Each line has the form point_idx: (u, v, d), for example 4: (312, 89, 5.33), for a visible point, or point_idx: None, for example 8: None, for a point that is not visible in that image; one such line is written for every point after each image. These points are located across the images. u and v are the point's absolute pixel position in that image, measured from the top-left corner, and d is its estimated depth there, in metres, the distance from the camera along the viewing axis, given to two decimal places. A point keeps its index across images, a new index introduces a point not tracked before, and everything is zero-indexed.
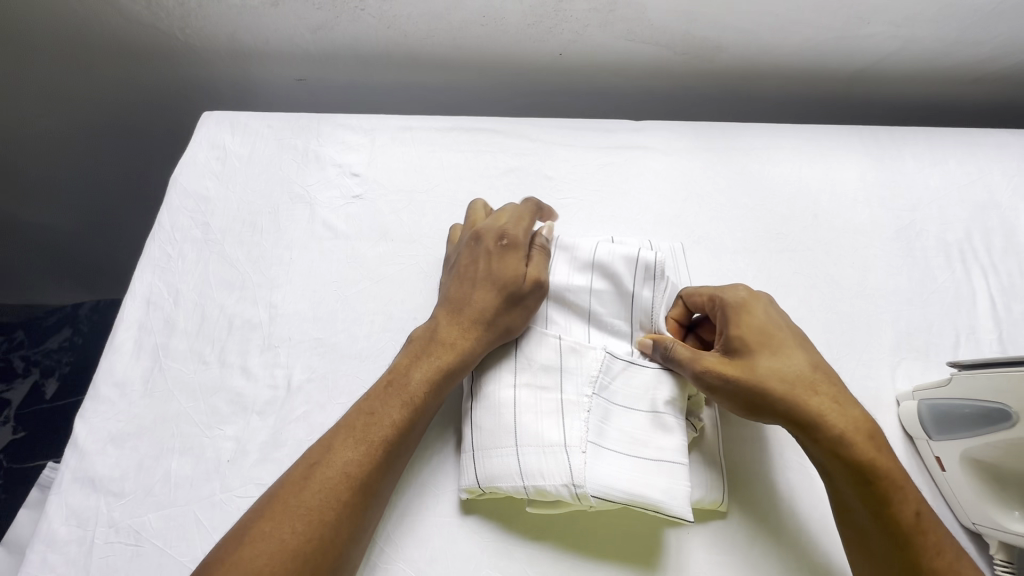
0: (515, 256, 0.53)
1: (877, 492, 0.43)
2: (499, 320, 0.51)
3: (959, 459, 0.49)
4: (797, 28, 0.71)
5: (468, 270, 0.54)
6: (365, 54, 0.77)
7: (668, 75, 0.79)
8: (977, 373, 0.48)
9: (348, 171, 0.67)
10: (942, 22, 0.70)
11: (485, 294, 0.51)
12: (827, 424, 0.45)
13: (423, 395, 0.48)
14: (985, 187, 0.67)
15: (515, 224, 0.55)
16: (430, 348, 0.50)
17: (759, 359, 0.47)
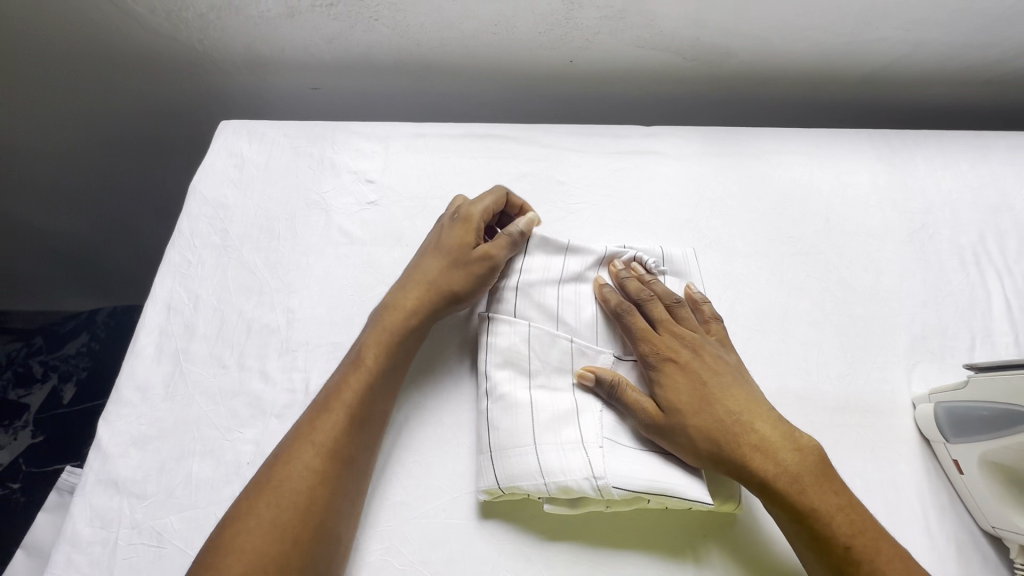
0: (466, 228, 0.56)
1: (811, 530, 0.43)
2: (448, 287, 0.54)
3: (978, 463, 0.48)
4: (807, 31, 0.71)
5: (423, 248, 0.58)
6: (378, 63, 0.79)
7: (682, 74, 0.78)
8: (999, 375, 0.47)
9: (363, 177, 0.69)
10: (956, 24, 0.70)
11: (436, 262, 0.55)
12: (758, 466, 0.45)
13: (374, 359, 0.51)
14: (998, 189, 0.68)
15: (473, 201, 0.58)
16: (383, 315, 0.53)
17: (691, 410, 0.47)
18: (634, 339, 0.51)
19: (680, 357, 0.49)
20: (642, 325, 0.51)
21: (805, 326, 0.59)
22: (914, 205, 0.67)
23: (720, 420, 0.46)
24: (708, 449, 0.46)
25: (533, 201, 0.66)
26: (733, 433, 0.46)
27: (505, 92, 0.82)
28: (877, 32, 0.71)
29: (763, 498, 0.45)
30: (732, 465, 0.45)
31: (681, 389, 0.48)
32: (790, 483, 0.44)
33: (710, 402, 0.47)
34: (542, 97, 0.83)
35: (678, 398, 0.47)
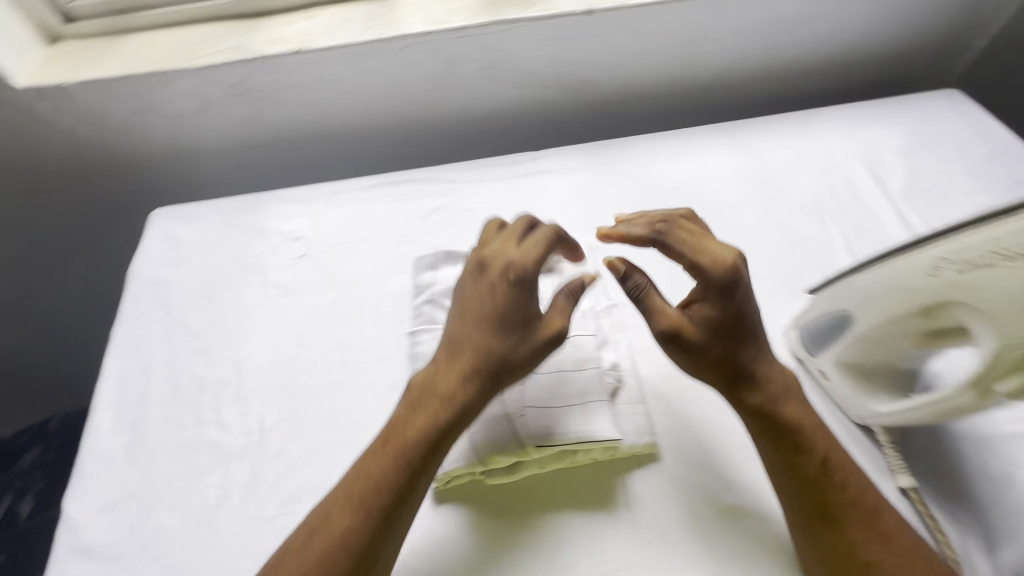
0: (527, 296, 0.51)
1: (791, 444, 0.49)
2: (503, 368, 0.51)
3: (838, 367, 0.57)
4: (648, 56, 0.86)
5: (473, 307, 0.53)
6: (293, 137, 0.88)
7: (558, 106, 0.91)
8: (824, 292, 0.57)
9: (291, 237, 0.76)
10: (763, 34, 0.86)
11: (485, 335, 0.51)
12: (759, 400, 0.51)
13: (419, 450, 0.49)
14: (825, 154, 0.83)
15: (525, 253, 0.52)
16: (423, 400, 0.51)
17: (727, 330, 0.50)
18: (682, 254, 0.51)
19: (733, 292, 0.50)
20: (687, 242, 0.51)
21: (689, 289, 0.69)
22: (762, 177, 0.81)
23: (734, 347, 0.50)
24: (716, 367, 0.51)
25: (446, 229, 0.76)
26: (739, 363, 0.51)
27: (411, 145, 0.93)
28: (703, 47, 0.87)
29: (754, 420, 0.51)
30: (743, 386, 0.51)
31: (727, 305, 0.50)
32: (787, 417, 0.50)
33: (731, 335, 0.50)
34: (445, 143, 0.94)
35: (713, 323, 0.50)
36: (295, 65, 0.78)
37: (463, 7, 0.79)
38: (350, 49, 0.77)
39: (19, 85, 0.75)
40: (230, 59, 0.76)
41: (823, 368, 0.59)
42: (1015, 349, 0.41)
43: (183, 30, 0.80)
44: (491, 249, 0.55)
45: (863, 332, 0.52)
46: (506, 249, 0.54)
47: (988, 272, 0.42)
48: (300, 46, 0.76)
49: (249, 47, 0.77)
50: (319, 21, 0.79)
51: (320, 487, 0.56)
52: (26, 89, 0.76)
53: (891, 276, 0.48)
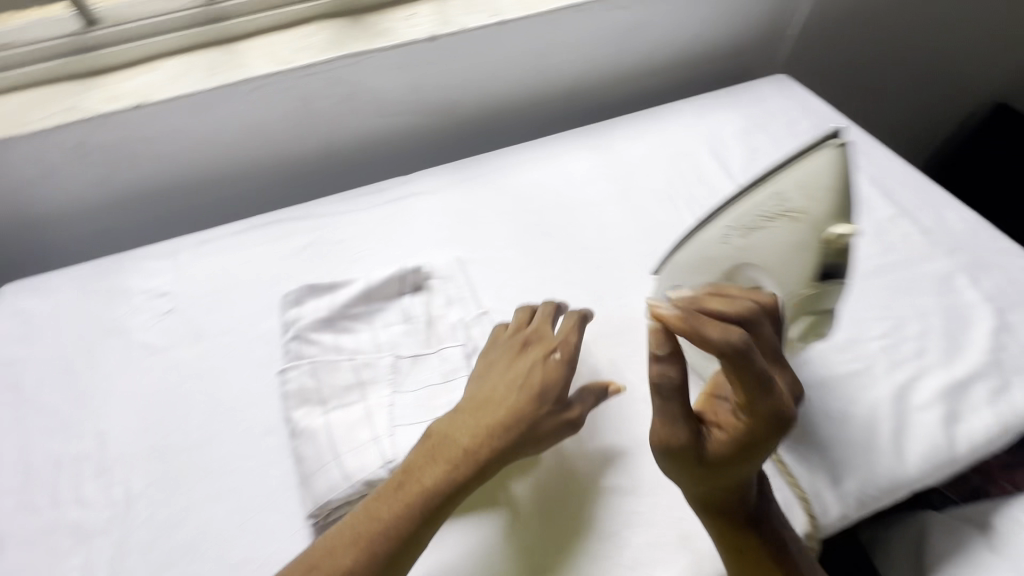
0: (561, 372, 0.55)
1: (752, 561, 0.48)
2: (530, 438, 0.52)
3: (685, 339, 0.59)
4: (501, 72, 0.90)
5: (508, 373, 0.55)
6: (154, 191, 0.85)
7: (426, 129, 0.93)
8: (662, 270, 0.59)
9: (155, 293, 0.74)
10: (605, 42, 0.93)
11: (520, 400, 0.52)
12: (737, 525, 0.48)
13: (433, 496, 0.47)
14: (674, 144, 0.89)
15: (567, 336, 0.57)
16: (441, 450, 0.50)
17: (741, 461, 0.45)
18: (745, 385, 0.42)
19: (763, 440, 0.44)
20: (757, 375, 0.41)
21: (559, 287, 0.72)
22: (621, 172, 0.86)
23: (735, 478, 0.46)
24: (708, 489, 0.47)
25: (318, 263, 0.76)
26: (729, 490, 0.47)
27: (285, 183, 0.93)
28: (552, 59, 0.92)
29: (722, 533, 0.49)
30: (720, 503, 0.48)
31: (755, 448, 0.44)
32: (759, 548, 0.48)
33: (731, 474, 0.46)
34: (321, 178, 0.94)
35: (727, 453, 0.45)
36: (139, 120, 0.76)
37: (308, 45, 0.80)
38: (195, 97, 0.76)
39: None
40: (65, 121, 0.74)
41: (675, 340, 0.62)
42: (795, 298, 0.46)
43: (13, 98, 0.77)
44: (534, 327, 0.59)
45: None
46: (544, 331, 0.58)
47: (767, 229, 0.46)
48: (141, 99, 0.75)
49: (86, 106, 0.75)
50: (161, 73, 0.78)
51: (194, 548, 0.54)
52: None
53: (701, 242, 0.52)
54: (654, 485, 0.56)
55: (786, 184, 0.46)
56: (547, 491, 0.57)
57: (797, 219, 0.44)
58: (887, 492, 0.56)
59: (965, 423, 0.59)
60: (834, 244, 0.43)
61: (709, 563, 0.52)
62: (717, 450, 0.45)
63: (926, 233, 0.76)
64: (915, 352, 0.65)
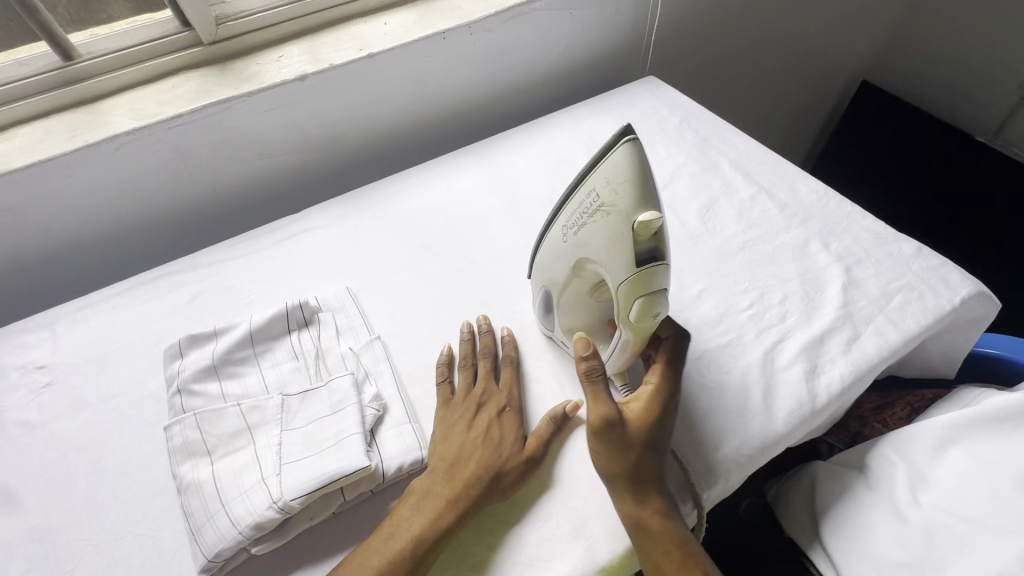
0: (513, 422, 0.60)
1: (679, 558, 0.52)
2: (500, 488, 0.55)
3: (561, 331, 0.64)
4: (381, 102, 0.93)
5: (472, 424, 0.59)
6: (27, 261, 0.82)
7: (315, 166, 0.94)
8: (535, 266, 0.65)
9: (33, 366, 0.71)
10: (479, 64, 0.97)
11: (487, 452, 0.56)
12: (659, 528, 0.52)
13: (419, 547, 0.51)
14: (555, 152, 0.94)
15: (510, 390, 0.63)
16: (424, 502, 0.54)
17: (654, 434, 0.55)
18: (672, 366, 0.58)
19: (669, 408, 0.56)
20: (676, 363, 0.58)
21: (450, 302, 0.74)
22: (506, 185, 0.89)
23: (649, 461, 0.54)
24: (632, 475, 0.53)
25: (207, 312, 0.75)
26: (644, 471, 0.53)
27: (175, 236, 0.91)
28: (430, 85, 0.95)
29: (651, 536, 0.52)
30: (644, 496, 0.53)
31: (664, 416, 0.55)
32: (680, 545, 0.52)
33: (647, 449, 0.54)
34: (212, 225, 0.93)
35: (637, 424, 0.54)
36: None
37: (174, 97, 0.80)
38: (54, 161, 0.74)
39: None
40: None
41: (555, 332, 0.66)
42: (624, 283, 0.51)
43: None
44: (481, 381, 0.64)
45: (559, 295, 0.60)
46: (489, 384, 0.63)
47: (593, 222, 0.52)
48: None
49: None
50: (17, 141, 0.76)
51: None
52: None
53: (554, 239, 0.59)
54: (547, 480, 0.58)
55: (598, 181, 0.51)
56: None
57: (608, 212, 0.50)
58: (762, 451, 0.60)
59: (824, 374, 0.64)
60: (643, 231, 0.49)
61: (602, 546, 0.54)
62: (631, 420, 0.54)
63: (782, 206, 0.82)
64: (779, 316, 0.70)
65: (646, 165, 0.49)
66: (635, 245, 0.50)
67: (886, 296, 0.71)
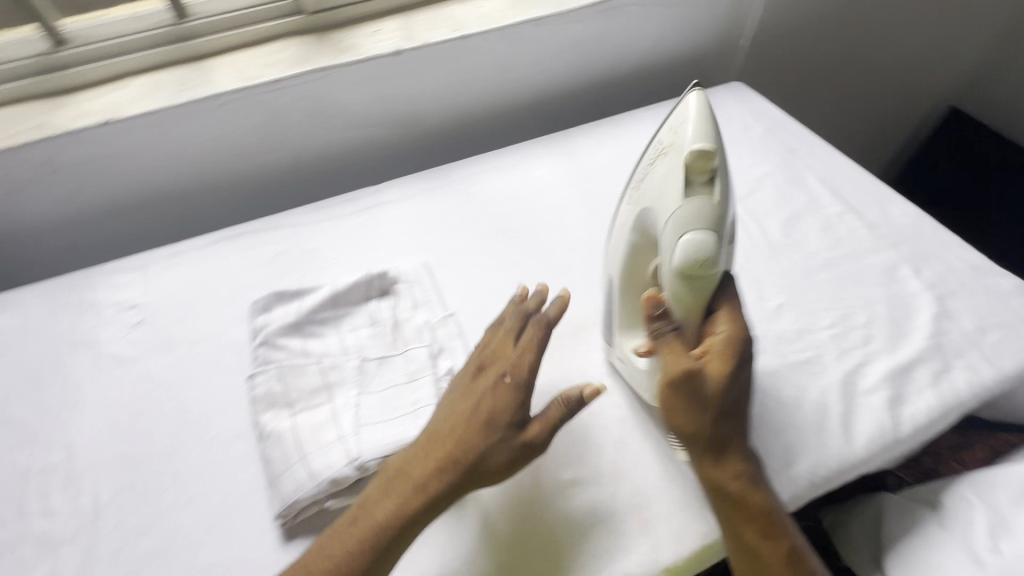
0: (513, 397, 0.53)
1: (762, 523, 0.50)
2: (477, 472, 0.51)
3: (615, 323, 0.63)
4: (465, 84, 0.93)
5: (467, 394, 0.54)
6: (124, 206, 0.86)
7: (394, 141, 0.96)
8: (606, 260, 0.66)
9: (125, 305, 0.75)
10: (564, 55, 0.96)
11: (468, 431, 0.51)
12: (741, 492, 0.50)
13: (385, 526, 0.48)
14: (634, 150, 0.93)
15: (521, 356, 0.54)
16: (395, 483, 0.50)
17: (729, 394, 0.51)
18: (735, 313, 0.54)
19: (742, 360, 0.52)
20: (738, 311, 0.54)
21: (523, 288, 0.74)
22: (583, 177, 0.89)
23: (725, 426, 0.51)
24: (710, 436, 0.51)
25: (288, 272, 0.77)
26: (722, 434, 0.51)
27: (258, 197, 0.94)
28: (516, 71, 0.95)
29: (732, 501, 0.50)
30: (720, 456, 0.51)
31: (738, 369, 0.52)
32: (762, 509, 0.50)
33: (723, 409, 0.51)
34: (292, 190, 0.96)
35: (709, 387, 0.51)
36: (108, 136, 0.77)
37: (275, 61, 0.83)
38: (163, 113, 0.78)
39: None
40: (33, 138, 0.75)
41: (610, 332, 0.65)
42: (681, 218, 0.51)
43: None
44: (490, 346, 0.57)
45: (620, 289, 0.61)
46: (498, 350, 0.56)
47: (655, 168, 0.56)
48: (110, 116, 0.77)
49: (53, 124, 0.76)
50: (130, 91, 0.80)
51: (163, 554, 0.54)
52: None
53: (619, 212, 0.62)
54: (615, 474, 0.58)
55: (662, 133, 0.56)
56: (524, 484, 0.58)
57: (668, 152, 0.54)
58: (837, 475, 0.58)
59: (909, 405, 0.62)
60: (699, 158, 0.50)
61: (668, 547, 0.54)
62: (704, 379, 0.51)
63: (872, 227, 0.79)
64: (863, 340, 0.68)
65: (707, 108, 0.53)
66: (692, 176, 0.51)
67: (980, 331, 0.67)
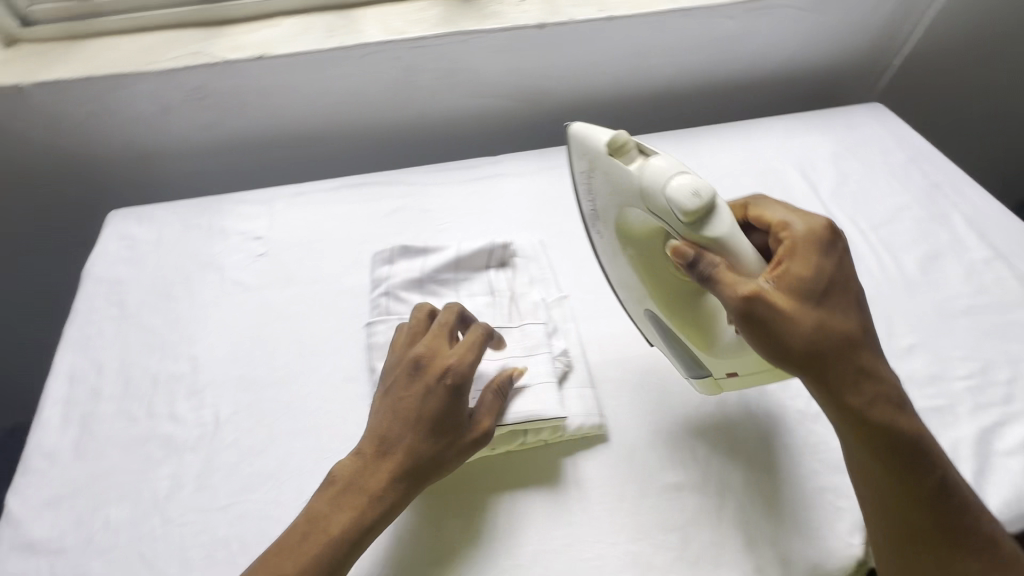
0: (457, 399, 0.52)
1: (897, 446, 0.47)
2: (429, 474, 0.52)
3: (690, 343, 0.56)
4: (598, 67, 0.91)
5: (406, 398, 0.52)
6: (255, 141, 0.89)
7: (514, 115, 0.95)
8: (629, 302, 0.63)
9: (251, 236, 0.78)
10: (704, 50, 0.93)
11: (416, 438, 0.51)
12: (869, 413, 0.46)
13: (349, 531, 0.49)
14: (763, 159, 0.89)
15: (460, 357, 0.53)
16: (346, 495, 0.50)
17: (818, 310, 0.46)
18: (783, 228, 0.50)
19: (819, 265, 0.47)
20: (783, 223, 0.50)
21: None
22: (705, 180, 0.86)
23: (843, 344, 0.46)
24: (820, 360, 0.45)
25: (405, 229, 0.78)
26: (837, 352, 0.46)
27: (376, 152, 0.95)
28: (649, 60, 0.92)
29: (866, 423, 0.46)
30: (843, 376, 0.46)
31: (819, 277, 0.47)
32: (895, 428, 0.47)
33: (822, 328, 0.45)
34: (408, 150, 0.97)
35: (811, 299, 0.46)
36: (258, 71, 0.80)
37: (421, 19, 0.83)
38: (311, 56, 0.80)
39: None
40: (191, 63, 0.78)
41: (695, 363, 0.58)
42: (646, 187, 0.50)
43: (145, 37, 0.82)
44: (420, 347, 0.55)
45: (664, 308, 0.57)
46: (435, 350, 0.54)
47: (597, 189, 0.56)
48: (262, 52, 0.79)
49: (209, 53, 0.79)
50: (281, 30, 0.82)
51: (275, 476, 0.57)
52: None
53: (603, 241, 0.60)
54: (721, 486, 0.57)
55: (576, 171, 0.58)
56: (626, 478, 0.58)
57: (594, 171, 0.55)
58: None
59: None
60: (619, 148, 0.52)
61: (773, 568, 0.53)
62: (801, 293, 0.46)
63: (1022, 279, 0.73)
64: (1003, 397, 0.63)
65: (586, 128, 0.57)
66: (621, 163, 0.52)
67: None
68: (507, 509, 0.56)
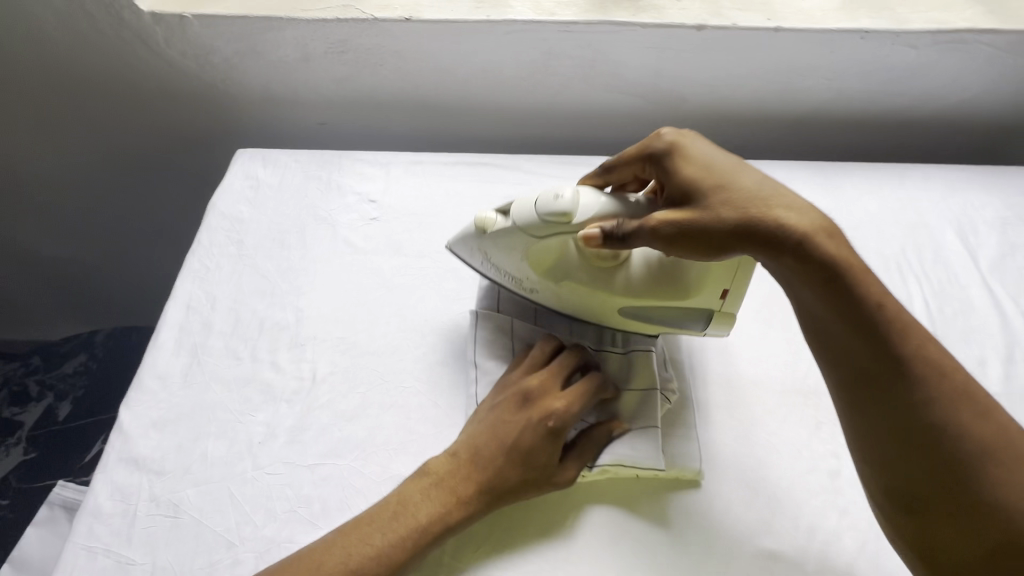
0: (553, 444, 0.52)
1: (839, 293, 0.44)
2: (512, 498, 0.51)
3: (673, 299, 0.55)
4: (748, 80, 0.84)
5: (507, 424, 0.52)
6: (380, 102, 0.89)
7: (645, 116, 0.90)
8: (603, 321, 0.61)
9: (365, 198, 0.77)
10: (871, 79, 0.83)
11: (509, 464, 0.51)
12: (798, 257, 0.45)
13: (431, 525, 0.49)
14: (915, 210, 0.80)
15: (569, 405, 0.53)
16: (436, 489, 0.50)
17: (708, 199, 0.48)
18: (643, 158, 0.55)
19: (676, 168, 0.52)
20: (640, 151, 0.56)
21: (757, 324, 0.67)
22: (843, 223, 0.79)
23: (742, 203, 0.47)
24: (726, 232, 0.47)
25: None
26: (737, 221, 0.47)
27: (493, 131, 0.93)
28: (807, 80, 0.84)
29: (801, 268, 0.45)
30: (760, 231, 0.46)
31: (691, 174, 0.50)
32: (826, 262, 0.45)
33: (709, 214, 0.48)
34: (526, 136, 0.93)
35: (694, 200, 0.49)
36: (401, 33, 0.79)
37: (573, 3, 0.80)
38: (455, 25, 0.77)
39: (143, 9, 0.79)
40: (339, 16, 0.77)
41: (687, 318, 0.57)
42: (528, 228, 0.54)
43: None
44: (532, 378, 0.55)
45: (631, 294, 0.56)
46: (547, 389, 0.54)
47: (499, 261, 0.59)
48: (408, 15, 0.77)
49: (358, 8, 0.78)
50: None
51: (361, 447, 0.57)
52: (146, 14, 0.79)
53: (541, 294, 0.60)
54: (822, 568, 0.52)
55: (477, 261, 0.61)
56: (719, 534, 0.54)
57: (484, 248, 0.59)
58: None
59: None
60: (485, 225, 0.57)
61: None
62: (687, 189, 0.50)
63: None
64: None
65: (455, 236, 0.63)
66: (496, 229, 0.57)
67: None
68: (592, 533, 0.54)
